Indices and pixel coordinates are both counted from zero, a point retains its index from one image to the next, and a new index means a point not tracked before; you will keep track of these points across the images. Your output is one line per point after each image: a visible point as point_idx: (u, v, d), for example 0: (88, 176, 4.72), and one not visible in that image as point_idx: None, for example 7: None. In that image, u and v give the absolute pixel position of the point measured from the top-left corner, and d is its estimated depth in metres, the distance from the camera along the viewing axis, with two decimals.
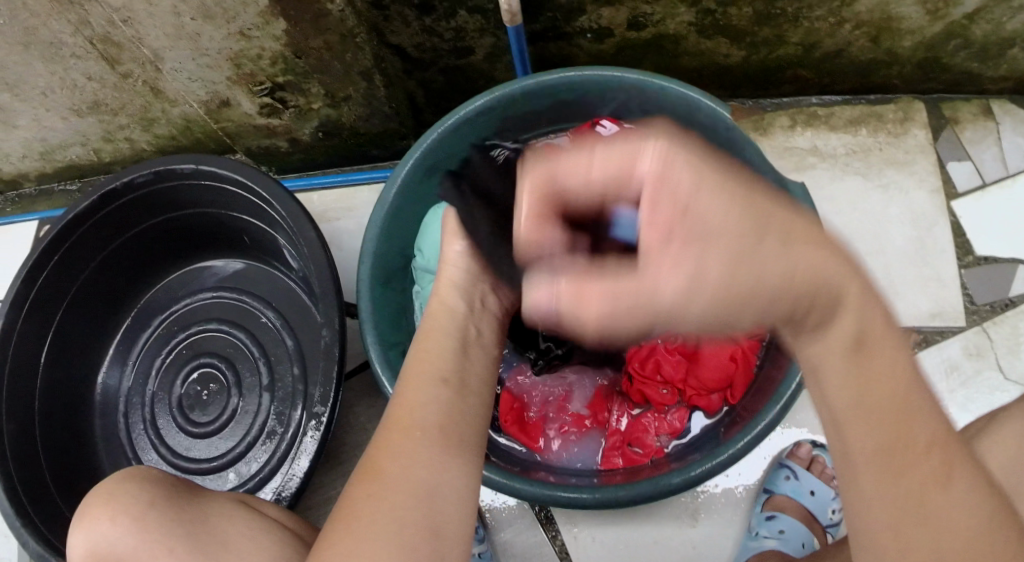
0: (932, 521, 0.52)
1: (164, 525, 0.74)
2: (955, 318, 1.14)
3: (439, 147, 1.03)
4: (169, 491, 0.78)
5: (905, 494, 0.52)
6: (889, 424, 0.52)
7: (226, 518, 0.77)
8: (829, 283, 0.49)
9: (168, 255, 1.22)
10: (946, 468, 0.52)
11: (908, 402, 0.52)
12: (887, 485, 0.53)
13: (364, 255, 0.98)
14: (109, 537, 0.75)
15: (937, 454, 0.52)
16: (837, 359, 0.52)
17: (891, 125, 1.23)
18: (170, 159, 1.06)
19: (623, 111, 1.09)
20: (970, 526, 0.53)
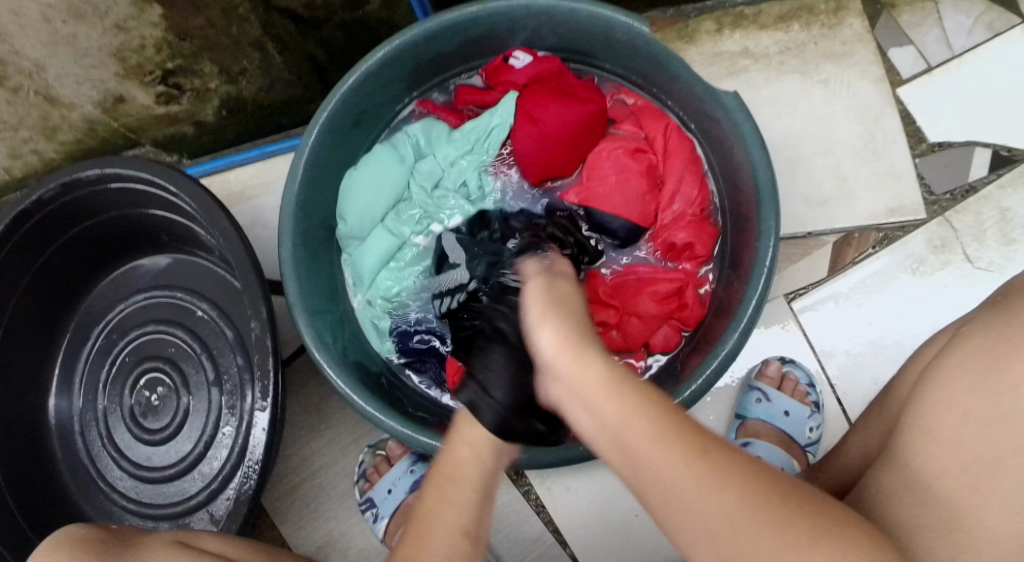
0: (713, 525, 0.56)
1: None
2: (914, 212, 1.10)
3: (346, 107, 0.96)
4: (100, 551, 0.74)
5: (696, 525, 0.57)
6: (673, 469, 0.58)
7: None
8: (656, 434, 0.59)
9: (92, 264, 1.16)
10: (711, 480, 0.57)
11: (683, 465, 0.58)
12: (672, 518, 0.58)
13: (283, 233, 0.91)
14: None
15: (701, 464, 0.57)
16: (597, 398, 0.61)
17: (824, 18, 1.15)
18: (74, 166, 1.02)
19: (536, 39, 1.01)
20: (750, 516, 0.56)
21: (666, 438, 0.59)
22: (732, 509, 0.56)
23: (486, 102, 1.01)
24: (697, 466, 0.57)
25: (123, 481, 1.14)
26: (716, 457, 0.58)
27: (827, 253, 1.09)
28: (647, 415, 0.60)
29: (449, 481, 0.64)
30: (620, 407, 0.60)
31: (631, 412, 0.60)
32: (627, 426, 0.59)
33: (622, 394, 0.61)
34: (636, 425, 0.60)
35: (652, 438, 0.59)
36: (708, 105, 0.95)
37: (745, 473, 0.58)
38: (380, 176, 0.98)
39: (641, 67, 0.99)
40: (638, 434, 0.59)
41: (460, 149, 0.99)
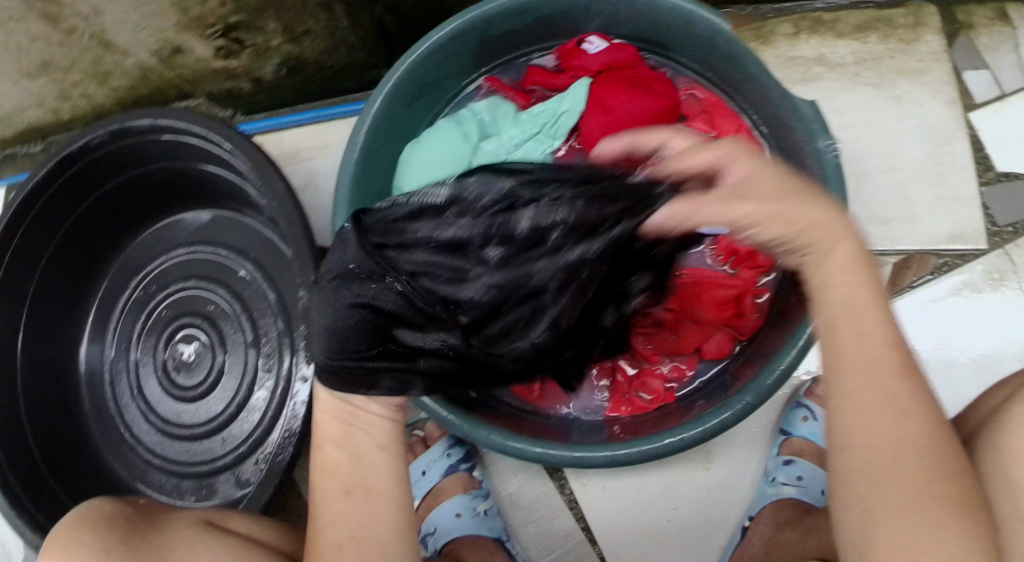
0: (873, 443, 0.59)
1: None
2: (976, 241, 1.07)
3: (412, 77, 0.93)
4: (124, 529, 0.67)
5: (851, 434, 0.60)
6: (872, 364, 0.61)
7: (194, 551, 0.67)
8: (894, 335, 0.61)
9: (135, 213, 1.16)
10: (909, 398, 0.60)
11: (894, 361, 0.61)
12: (842, 411, 0.61)
13: (338, 201, 0.89)
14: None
15: (907, 372, 0.61)
16: (847, 316, 0.62)
17: (902, 32, 1.13)
18: (128, 114, 1.01)
19: (612, 25, 0.99)
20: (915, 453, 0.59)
21: (872, 330, 0.62)
22: (895, 451, 0.59)
23: (556, 85, 0.99)
24: (915, 418, 0.60)
25: (150, 436, 1.13)
26: (899, 400, 0.60)
27: (885, 275, 1.07)
28: (884, 326, 0.62)
29: (332, 467, 0.66)
30: (870, 338, 0.61)
31: (870, 306, 0.62)
32: (849, 337, 0.62)
33: (855, 313, 0.62)
34: (864, 352, 0.61)
35: (884, 321, 0.62)
36: (784, 110, 0.93)
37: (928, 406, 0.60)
38: (444, 152, 0.95)
39: (718, 64, 0.97)
40: (866, 317, 0.62)
41: (527, 132, 0.96)
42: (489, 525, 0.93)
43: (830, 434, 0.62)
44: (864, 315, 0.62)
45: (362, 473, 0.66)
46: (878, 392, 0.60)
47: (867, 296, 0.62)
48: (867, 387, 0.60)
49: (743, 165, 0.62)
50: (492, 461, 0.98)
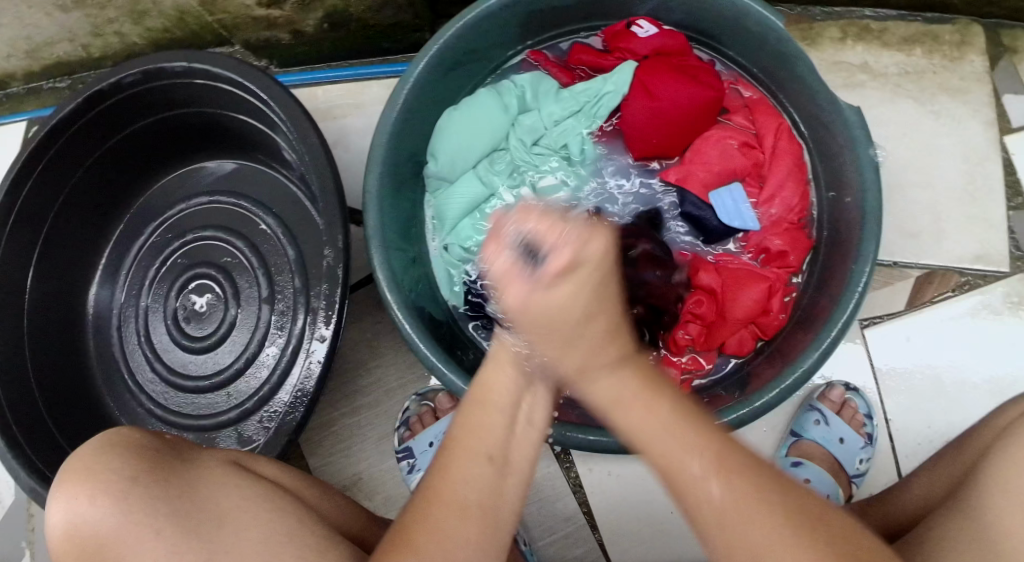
0: (750, 534, 0.52)
1: (150, 501, 0.63)
2: (1000, 263, 1.06)
3: (458, 44, 0.92)
4: (153, 459, 0.66)
5: (713, 518, 0.53)
6: (675, 450, 0.54)
7: (221, 489, 0.67)
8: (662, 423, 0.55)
9: (159, 157, 1.15)
10: (743, 488, 0.53)
11: (686, 434, 0.54)
12: (683, 497, 0.54)
13: (372, 162, 0.87)
14: (86, 520, 0.62)
15: (730, 471, 0.53)
16: (630, 401, 0.56)
17: (947, 49, 1.12)
18: (162, 55, 0.99)
19: (663, 11, 0.98)
20: (777, 535, 0.52)
21: (661, 408, 0.56)
22: (738, 511, 0.52)
23: (602, 66, 0.98)
24: (730, 490, 0.52)
25: (153, 384, 1.12)
26: (675, 461, 0.54)
27: (908, 288, 1.06)
28: (670, 419, 0.55)
29: (484, 406, 0.60)
30: (665, 431, 0.54)
31: (639, 383, 0.56)
32: (628, 411, 0.56)
33: (575, 346, 0.56)
34: (644, 426, 0.55)
35: (631, 382, 0.56)
36: (828, 114, 0.92)
37: (765, 474, 0.54)
38: (483, 121, 0.95)
39: (766, 61, 0.96)
40: (627, 389, 0.56)
41: (567, 109, 0.96)
42: None
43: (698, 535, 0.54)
44: (629, 396, 0.56)
45: (478, 433, 0.59)
46: (697, 482, 0.53)
47: (661, 403, 0.55)
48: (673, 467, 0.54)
49: (568, 288, 0.55)
50: None
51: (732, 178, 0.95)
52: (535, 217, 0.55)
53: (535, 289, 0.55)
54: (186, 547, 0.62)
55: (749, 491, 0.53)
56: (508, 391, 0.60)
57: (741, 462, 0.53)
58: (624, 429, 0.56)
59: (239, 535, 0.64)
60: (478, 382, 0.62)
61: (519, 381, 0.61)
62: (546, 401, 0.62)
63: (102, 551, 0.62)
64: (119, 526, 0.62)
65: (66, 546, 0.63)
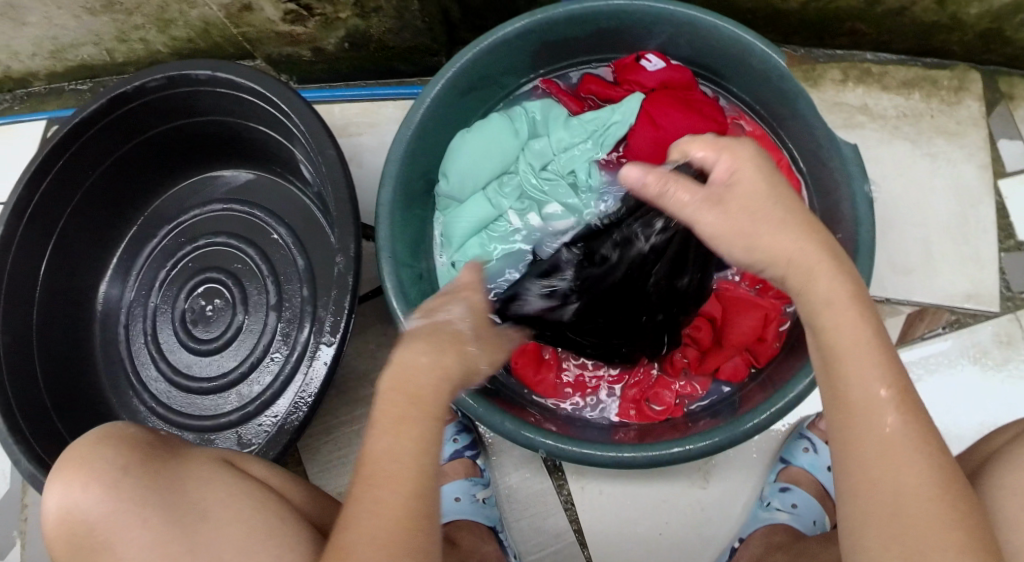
0: (893, 473, 0.59)
1: (139, 492, 0.66)
2: (989, 302, 1.09)
3: (473, 69, 0.95)
4: (145, 451, 0.69)
5: (870, 440, 0.60)
6: (865, 366, 0.61)
7: (207, 483, 0.69)
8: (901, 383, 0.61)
9: (176, 162, 1.18)
10: (912, 427, 0.60)
11: (881, 355, 0.61)
12: (852, 418, 0.61)
13: (386, 176, 0.91)
14: (80, 505, 0.66)
15: (906, 410, 0.60)
16: (838, 324, 0.63)
17: (945, 93, 1.16)
18: (186, 63, 1.02)
19: (671, 46, 1.01)
20: (927, 480, 0.59)
21: (865, 330, 0.62)
22: (897, 445, 0.59)
23: (610, 96, 1.02)
24: (908, 428, 0.60)
25: (156, 382, 1.15)
26: (896, 448, 0.59)
27: (899, 323, 1.09)
28: (882, 353, 0.62)
29: (410, 404, 0.62)
30: (865, 351, 0.61)
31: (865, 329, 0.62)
32: (839, 331, 0.62)
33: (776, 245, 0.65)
34: (857, 338, 0.62)
35: (843, 289, 0.63)
36: (826, 151, 0.95)
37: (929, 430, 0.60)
38: (493, 144, 0.98)
39: (768, 98, 0.99)
40: (861, 335, 0.62)
41: (576, 137, 0.99)
42: (486, 514, 0.95)
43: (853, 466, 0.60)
44: (849, 326, 0.62)
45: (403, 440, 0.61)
46: (867, 412, 0.60)
47: (871, 330, 0.62)
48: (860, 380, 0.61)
49: (748, 180, 0.67)
50: (497, 452, 1.00)
51: None
52: (701, 141, 0.70)
53: (699, 199, 0.68)
54: (172, 538, 0.66)
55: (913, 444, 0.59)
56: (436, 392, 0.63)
57: (917, 405, 0.61)
58: (826, 329, 0.63)
59: (222, 529, 0.67)
60: (389, 377, 0.64)
61: (435, 382, 0.63)
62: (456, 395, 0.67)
63: (94, 534, 0.66)
64: (110, 513, 0.66)
65: (60, 530, 0.67)
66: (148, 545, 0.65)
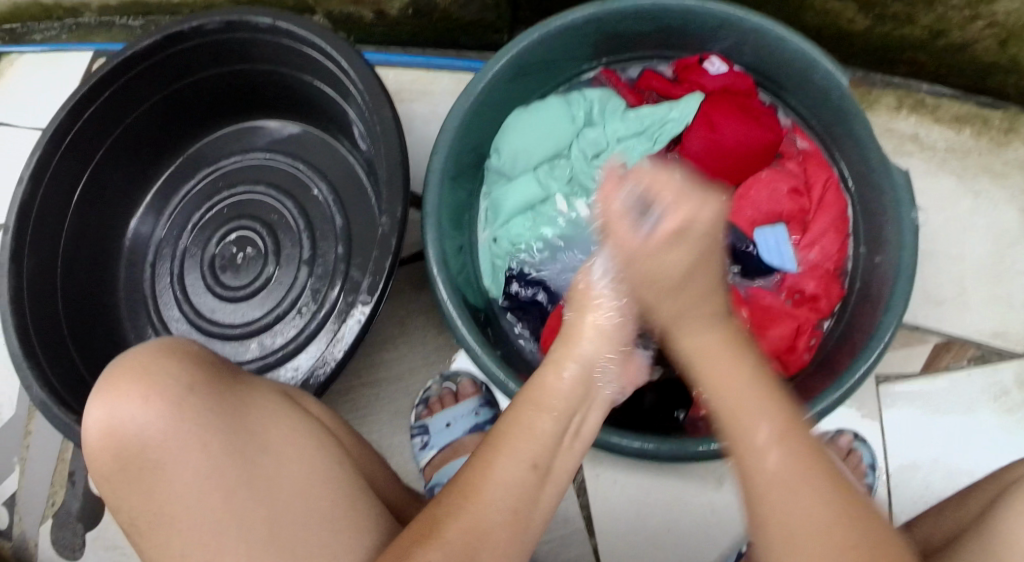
0: (797, 511, 0.55)
1: (199, 414, 0.65)
2: (1016, 343, 1.10)
3: (537, 49, 0.95)
4: (207, 375, 0.68)
5: (772, 484, 0.57)
6: (749, 407, 0.60)
7: (265, 415, 0.69)
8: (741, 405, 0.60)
9: (224, 106, 1.18)
10: (790, 462, 0.57)
11: (762, 393, 0.61)
12: (745, 459, 0.59)
13: (441, 142, 0.90)
14: (134, 419, 0.65)
15: (791, 444, 0.58)
16: (708, 349, 0.65)
17: (995, 133, 1.16)
18: (247, 8, 1.02)
19: (735, 51, 1.01)
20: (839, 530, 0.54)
21: (742, 361, 0.64)
22: (787, 477, 0.56)
23: (669, 94, 1.02)
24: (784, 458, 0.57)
25: (177, 323, 1.14)
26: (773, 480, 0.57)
27: (925, 353, 1.09)
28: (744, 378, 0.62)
29: (534, 406, 0.64)
30: (742, 384, 0.61)
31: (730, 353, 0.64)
32: (712, 359, 0.64)
33: (684, 293, 0.68)
34: (723, 374, 0.63)
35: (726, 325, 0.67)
36: (876, 174, 0.95)
37: (823, 472, 0.57)
38: (548, 126, 0.98)
39: (825, 114, 1.00)
40: (725, 359, 0.64)
41: (632, 130, 0.98)
42: None
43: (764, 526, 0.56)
44: (718, 354, 0.64)
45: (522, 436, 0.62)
46: (751, 455, 0.58)
47: (746, 364, 0.63)
48: (740, 426, 0.60)
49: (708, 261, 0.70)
50: None
51: (778, 220, 0.98)
52: None
53: None
54: (228, 466, 0.64)
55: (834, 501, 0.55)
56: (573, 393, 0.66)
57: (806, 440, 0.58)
58: (701, 357, 0.65)
59: (280, 463, 0.66)
60: (529, 385, 0.67)
61: (575, 388, 0.66)
62: (601, 407, 0.69)
63: (145, 452, 0.65)
64: (167, 430, 0.64)
65: (106, 444, 0.65)
66: (204, 471, 0.64)
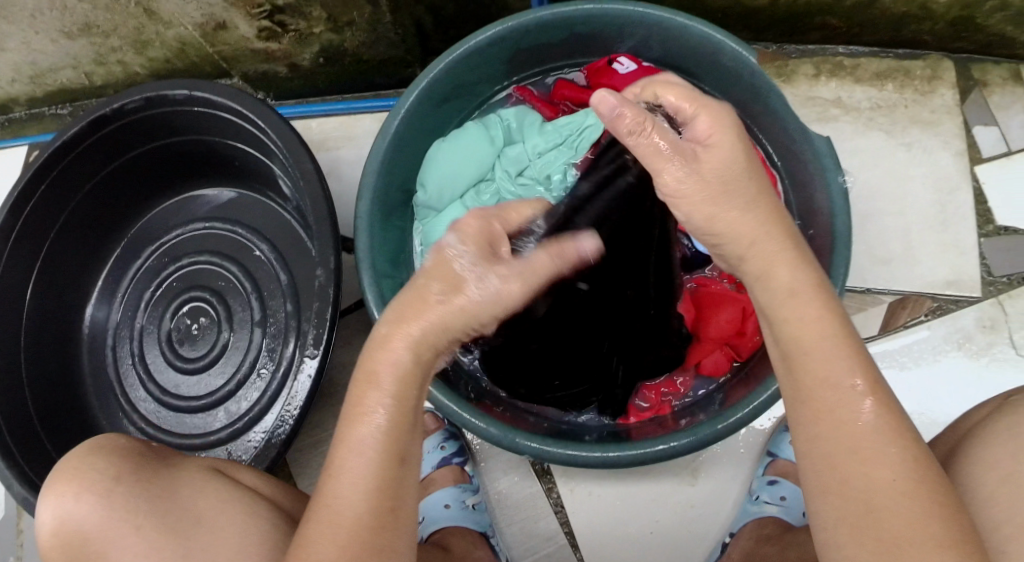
0: (869, 473, 0.61)
1: (132, 501, 0.71)
2: (971, 288, 1.10)
3: (447, 78, 0.96)
4: (135, 461, 0.74)
5: (858, 440, 0.62)
6: (828, 363, 0.63)
7: (196, 490, 0.74)
8: (827, 362, 0.63)
9: (157, 182, 1.18)
10: (884, 422, 0.62)
11: (844, 350, 0.64)
12: (830, 416, 0.63)
13: (365, 187, 0.91)
14: (73, 516, 0.71)
15: (879, 406, 0.62)
16: (794, 294, 0.66)
17: (918, 83, 1.16)
18: (162, 83, 1.02)
19: (643, 48, 1.02)
20: (908, 489, 0.60)
21: (830, 322, 0.65)
22: (877, 438, 0.61)
23: (583, 101, 1.02)
24: (878, 420, 0.62)
25: (145, 403, 1.15)
26: (864, 443, 0.61)
27: (881, 313, 1.10)
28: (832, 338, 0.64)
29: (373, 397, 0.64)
30: (828, 340, 0.64)
31: (822, 310, 0.65)
32: (798, 320, 0.65)
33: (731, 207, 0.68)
34: (816, 330, 0.64)
35: (808, 281, 0.66)
36: (799, 145, 0.96)
37: (905, 430, 0.62)
38: (470, 152, 0.99)
39: (740, 96, 1.00)
40: (813, 320, 0.65)
41: (550, 143, 0.98)
42: (475, 520, 0.96)
43: (833, 474, 0.62)
44: (806, 307, 0.65)
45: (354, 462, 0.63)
46: (841, 414, 0.62)
47: (833, 323, 0.65)
48: (829, 383, 0.63)
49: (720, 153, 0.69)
50: (485, 459, 1.02)
51: None
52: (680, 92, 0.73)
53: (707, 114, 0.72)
54: (164, 544, 0.71)
55: (912, 458, 0.61)
56: (415, 366, 0.64)
57: (890, 401, 0.63)
58: (774, 312, 0.67)
59: (213, 533, 0.72)
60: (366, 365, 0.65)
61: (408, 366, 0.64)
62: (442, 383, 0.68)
63: (87, 542, 0.71)
64: (103, 522, 0.70)
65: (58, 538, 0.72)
66: (142, 552, 0.70)
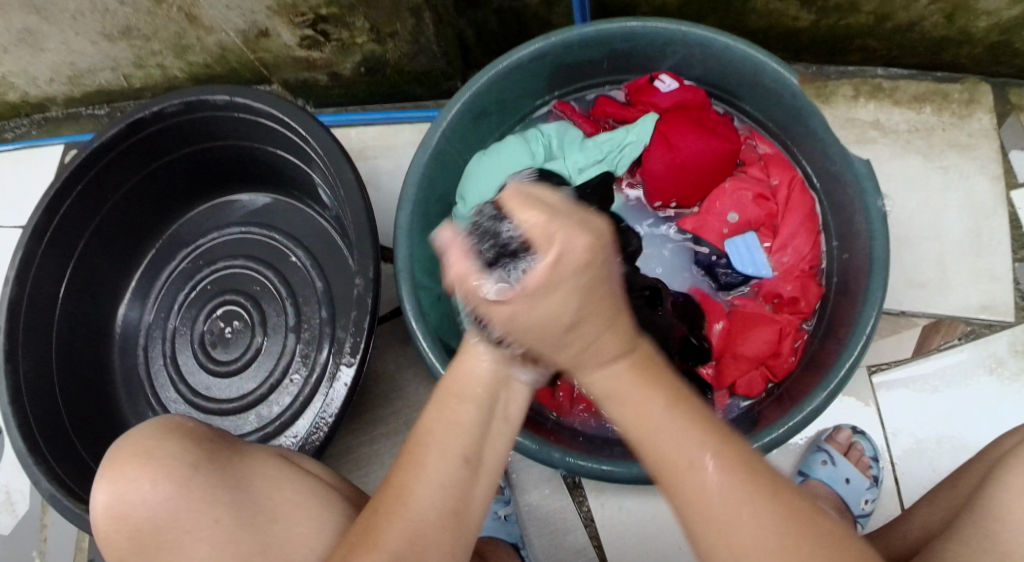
0: (736, 532, 0.57)
1: (206, 490, 0.70)
2: (1004, 314, 1.09)
3: (488, 91, 0.96)
4: (209, 449, 0.73)
5: (714, 505, 0.57)
6: (661, 434, 0.59)
7: (270, 483, 0.74)
8: (643, 422, 0.59)
9: (192, 186, 1.19)
10: (735, 485, 0.57)
11: (666, 411, 0.59)
12: (685, 490, 0.58)
13: (404, 200, 0.91)
14: (145, 502, 0.70)
15: (726, 463, 0.58)
16: (620, 377, 0.61)
17: (956, 106, 1.16)
18: (203, 89, 1.03)
19: (684, 66, 1.02)
20: (789, 547, 0.56)
21: (642, 381, 0.61)
22: (741, 497, 0.57)
23: (624, 117, 1.04)
24: (727, 479, 0.57)
25: (175, 404, 1.16)
26: (721, 511, 0.57)
27: (915, 336, 1.09)
28: (646, 392, 0.60)
29: (454, 399, 0.64)
30: (639, 395, 0.60)
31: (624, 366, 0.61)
32: (602, 383, 0.62)
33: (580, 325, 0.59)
34: (640, 402, 0.60)
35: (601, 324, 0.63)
36: (838, 167, 0.95)
37: (775, 492, 0.58)
38: (509, 166, 0.98)
39: (780, 116, 1.00)
40: (603, 364, 0.61)
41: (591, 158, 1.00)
42: (507, 531, 0.98)
43: (702, 547, 0.57)
44: (602, 347, 0.61)
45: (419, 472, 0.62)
46: (693, 484, 0.58)
47: (649, 385, 0.61)
48: (674, 453, 0.59)
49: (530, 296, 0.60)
50: (518, 470, 1.01)
51: (746, 228, 1.00)
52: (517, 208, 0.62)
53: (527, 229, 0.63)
54: (242, 537, 0.70)
55: (783, 519, 0.57)
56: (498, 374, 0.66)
57: (752, 469, 0.58)
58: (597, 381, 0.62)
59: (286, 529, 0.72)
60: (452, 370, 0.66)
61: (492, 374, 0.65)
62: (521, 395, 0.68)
63: (156, 532, 0.70)
64: (172, 510, 0.69)
65: (118, 526, 0.70)
66: (218, 546, 0.70)
